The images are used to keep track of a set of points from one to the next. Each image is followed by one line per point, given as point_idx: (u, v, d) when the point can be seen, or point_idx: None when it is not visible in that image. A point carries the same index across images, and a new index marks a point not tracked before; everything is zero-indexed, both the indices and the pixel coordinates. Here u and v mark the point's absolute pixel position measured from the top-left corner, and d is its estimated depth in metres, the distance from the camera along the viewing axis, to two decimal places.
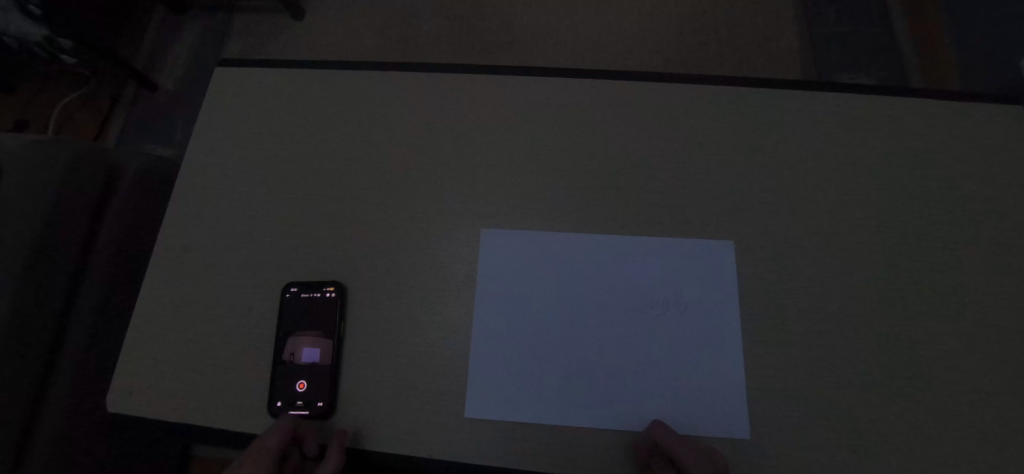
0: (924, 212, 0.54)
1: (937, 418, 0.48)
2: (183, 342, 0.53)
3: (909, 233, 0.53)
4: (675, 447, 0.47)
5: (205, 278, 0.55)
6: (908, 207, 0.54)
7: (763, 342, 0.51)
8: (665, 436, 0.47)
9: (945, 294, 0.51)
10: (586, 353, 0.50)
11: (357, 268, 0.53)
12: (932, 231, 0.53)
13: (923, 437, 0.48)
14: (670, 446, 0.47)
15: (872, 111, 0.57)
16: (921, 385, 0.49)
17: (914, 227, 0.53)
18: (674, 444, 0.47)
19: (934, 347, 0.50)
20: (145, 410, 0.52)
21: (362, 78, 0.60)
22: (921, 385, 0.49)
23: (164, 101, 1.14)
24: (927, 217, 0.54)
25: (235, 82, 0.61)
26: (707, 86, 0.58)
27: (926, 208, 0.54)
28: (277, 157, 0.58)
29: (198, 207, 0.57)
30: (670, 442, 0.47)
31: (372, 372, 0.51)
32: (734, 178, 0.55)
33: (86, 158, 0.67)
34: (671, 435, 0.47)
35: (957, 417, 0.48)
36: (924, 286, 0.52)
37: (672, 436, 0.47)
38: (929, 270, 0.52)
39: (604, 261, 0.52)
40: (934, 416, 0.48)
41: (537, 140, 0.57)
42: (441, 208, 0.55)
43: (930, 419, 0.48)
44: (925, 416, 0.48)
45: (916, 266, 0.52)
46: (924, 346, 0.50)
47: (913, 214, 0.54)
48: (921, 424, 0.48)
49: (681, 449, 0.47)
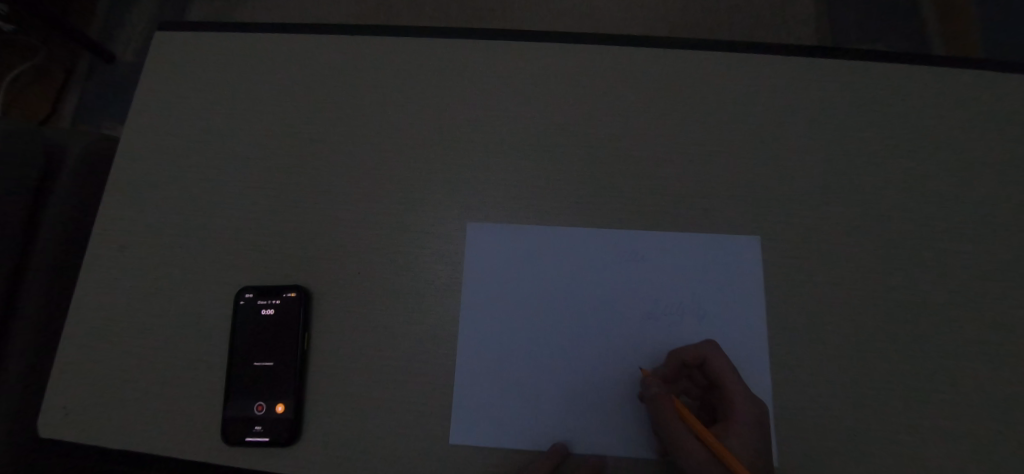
0: (976, 201, 0.47)
1: (986, 438, 0.42)
2: (123, 356, 0.46)
3: (958, 225, 0.46)
4: (722, 375, 0.43)
5: (146, 282, 0.47)
6: (958, 194, 0.47)
7: (791, 352, 0.44)
8: (717, 364, 0.43)
9: (996, 296, 0.45)
10: (588, 369, 0.44)
11: (323, 269, 0.46)
12: (984, 223, 0.46)
13: (971, 460, 0.42)
14: (718, 374, 0.43)
15: (918, 82, 0.49)
16: (972, 398, 0.43)
17: (964, 218, 0.46)
18: (722, 375, 0.43)
19: (984, 357, 0.44)
20: (81, 435, 0.46)
21: (328, 44, 0.51)
22: (970, 401, 0.43)
23: (124, 74, 1.02)
24: (979, 207, 0.47)
25: (176, 49, 0.52)
26: (728, 53, 0.50)
27: (977, 196, 0.47)
28: (229, 138, 0.50)
29: (137, 200, 0.49)
30: (720, 369, 0.43)
31: (340, 392, 0.44)
32: (757, 163, 0.48)
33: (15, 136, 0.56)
34: (724, 362, 0.44)
35: (1009, 434, 0.43)
36: (974, 287, 0.45)
37: (724, 365, 0.43)
38: (979, 266, 0.46)
39: (609, 261, 0.45)
40: (983, 436, 0.42)
41: (532, 117, 0.49)
42: (421, 198, 0.47)
43: (978, 439, 0.42)
44: (973, 437, 0.42)
45: (965, 262, 0.46)
46: (973, 356, 0.44)
47: (963, 204, 0.47)
48: (968, 445, 0.42)
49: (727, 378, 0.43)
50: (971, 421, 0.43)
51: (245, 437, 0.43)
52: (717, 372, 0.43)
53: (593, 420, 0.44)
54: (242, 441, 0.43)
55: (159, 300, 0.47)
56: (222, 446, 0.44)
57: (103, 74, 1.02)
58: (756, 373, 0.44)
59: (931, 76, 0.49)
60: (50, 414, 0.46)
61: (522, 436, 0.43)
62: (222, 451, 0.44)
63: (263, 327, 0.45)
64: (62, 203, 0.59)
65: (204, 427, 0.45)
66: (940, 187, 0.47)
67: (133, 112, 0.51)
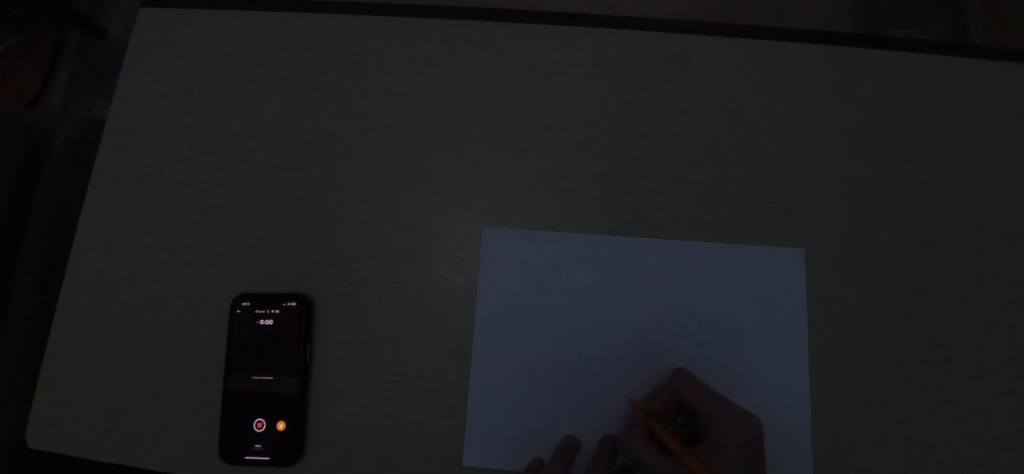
0: (1009, 209, 0.45)
1: (1005, 453, 0.42)
2: (114, 365, 0.44)
3: (990, 234, 0.44)
4: (697, 399, 0.42)
5: (138, 287, 0.45)
6: (991, 201, 0.45)
7: (813, 367, 0.43)
8: (689, 388, 0.42)
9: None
10: (613, 389, 0.42)
11: (325, 275, 0.44)
12: (1017, 232, 0.44)
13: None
14: (692, 399, 0.42)
15: (957, 81, 0.46)
16: (995, 417, 0.42)
17: (996, 227, 0.45)
18: (697, 398, 0.42)
19: (1009, 372, 0.43)
20: (69, 448, 0.43)
21: (327, 26, 0.47)
22: (993, 416, 0.42)
23: (114, 49, 0.94)
24: (1012, 216, 0.45)
25: (162, 32, 0.48)
26: (757, 44, 0.47)
27: (1011, 203, 0.45)
28: (221, 130, 0.46)
29: (126, 198, 0.46)
30: (693, 393, 0.42)
31: (346, 404, 0.42)
32: (787, 165, 0.45)
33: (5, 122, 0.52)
34: (695, 385, 0.42)
35: None
36: (1002, 299, 0.44)
37: (697, 389, 0.42)
38: (1007, 279, 0.44)
39: (641, 274, 0.43)
40: (1002, 452, 0.42)
41: (546, 112, 0.46)
42: (428, 199, 0.45)
43: (998, 455, 0.42)
44: (993, 452, 0.42)
45: (995, 274, 0.44)
46: (998, 371, 0.43)
47: (996, 211, 0.45)
48: (988, 461, 0.42)
49: (702, 402, 0.42)
50: (992, 439, 0.42)
51: (245, 455, 0.42)
52: (690, 396, 0.42)
53: (613, 446, 0.42)
54: (242, 459, 0.42)
55: (151, 304, 0.45)
56: (221, 460, 0.42)
57: (95, 48, 0.94)
58: (795, 395, 0.42)
59: (971, 73, 0.46)
60: (36, 423, 0.43)
61: (537, 458, 0.42)
62: (221, 466, 0.42)
63: (262, 339, 0.43)
64: (51, 190, 0.55)
65: (201, 442, 0.43)
66: (972, 195, 0.45)
67: (116, 99, 0.47)
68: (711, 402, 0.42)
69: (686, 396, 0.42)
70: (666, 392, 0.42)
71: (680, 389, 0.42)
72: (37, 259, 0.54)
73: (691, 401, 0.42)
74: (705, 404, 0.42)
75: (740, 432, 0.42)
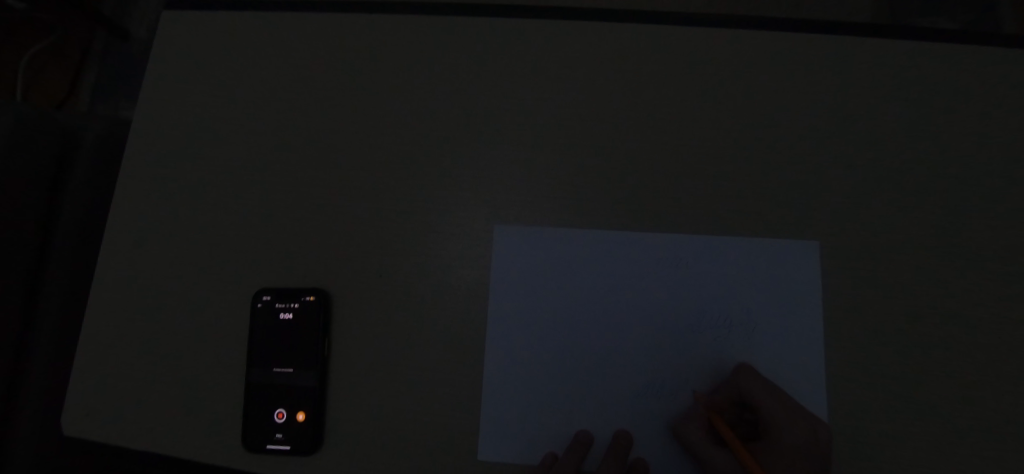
0: None
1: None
2: (142, 357, 0.46)
3: (1010, 224, 0.44)
4: (761, 396, 0.41)
5: (164, 281, 0.46)
6: (1012, 191, 0.44)
7: (830, 362, 0.42)
8: (754, 386, 0.42)
9: None
10: (625, 384, 0.42)
11: (340, 269, 0.45)
12: None
13: (1007, 468, 0.41)
14: (757, 397, 0.42)
15: (976, 69, 0.45)
16: (1017, 416, 0.41)
17: (1016, 217, 0.44)
18: (761, 397, 0.41)
19: None
20: (101, 437, 0.45)
21: (344, 28, 0.48)
22: (1012, 408, 0.42)
23: (138, 51, 0.96)
24: None
25: (183, 35, 0.49)
26: (775, 36, 0.46)
27: None
28: (243, 130, 0.47)
29: (151, 197, 0.47)
30: (757, 390, 0.42)
31: (363, 396, 0.44)
32: (802, 159, 0.44)
33: (40, 117, 0.55)
34: (759, 383, 0.42)
35: None
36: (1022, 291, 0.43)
37: (761, 386, 0.42)
38: None
39: (652, 268, 0.43)
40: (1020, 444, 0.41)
41: (561, 108, 0.46)
42: (442, 195, 0.45)
43: (1016, 447, 0.41)
44: (1011, 445, 0.41)
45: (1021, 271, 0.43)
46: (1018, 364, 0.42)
47: (1017, 201, 0.44)
48: (1005, 454, 0.41)
49: (768, 400, 0.41)
50: (1009, 431, 0.41)
51: (265, 444, 0.43)
52: (753, 394, 0.42)
53: (628, 439, 0.42)
54: (263, 448, 0.43)
55: (174, 299, 0.46)
56: (245, 449, 0.44)
57: (119, 51, 0.96)
58: (810, 390, 0.42)
59: (995, 65, 0.45)
60: (69, 411, 0.45)
61: (551, 452, 0.42)
62: (243, 455, 0.44)
63: (282, 332, 0.44)
64: (84, 179, 0.57)
65: (223, 431, 0.44)
66: (991, 185, 0.44)
67: (141, 100, 0.49)
68: (779, 403, 0.41)
69: (750, 394, 0.42)
70: (728, 387, 0.42)
71: (743, 387, 0.42)
72: (68, 246, 0.56)
73: (757, 402, 0.42)
74: (772, 405, 0.41)
75: (807, 432, 0.41)
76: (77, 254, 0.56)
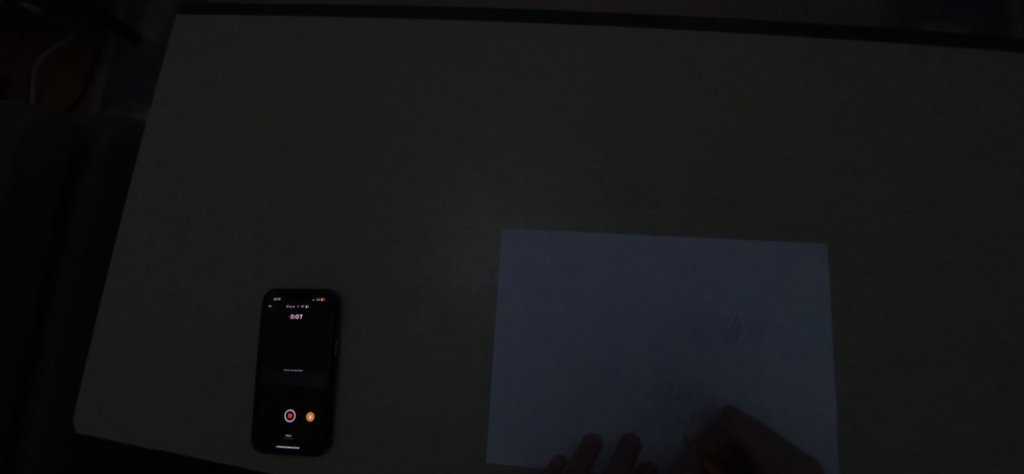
0: None
1: None
2: (154, 356, 0.46)
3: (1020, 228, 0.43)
4: (749, 438, 0.41)
5: (176, 282, 0.47)
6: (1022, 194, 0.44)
7: (839, 366, 0.42)
8: (740, 428, 0.41)
9: None
10: (633, 387, 0.42)
11: (350, 272, 0.45)
12: None
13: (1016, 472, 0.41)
14: (744, 438, 0.42)
15: (986, 73, 0.45)
16: None
17: None
18: (749, 437, 0.41)
19: None
20: (114, 436, 0.46)
21: (356, 32, 0.48)
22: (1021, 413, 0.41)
23: (151, 54, 0.97)
24: None
25: (197, 40, 0.50)
26: (785, 41, 0.46)
27: None
28: (255, 132, 0.48)
29: (164, 199, 0.48)
30: (744, 430, 0.42)
31: (373, 397, 0.44)
32: (810, 162, 0.44)
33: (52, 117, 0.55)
34: (747, 424, 0.42)
35: None
36: None
37: (748, 427, 0.42)
38: None
39: (660, 271, 0.43)
40: None
41: (572, 112, 0.46)
42: (451, 198, 0.45)
43: None
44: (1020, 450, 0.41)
45: None
46: None
47: None
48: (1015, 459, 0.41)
49: (750, 440, 0.42)
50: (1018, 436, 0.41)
51: (275, 444, 0.44)
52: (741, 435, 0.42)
53: (636, 443, 0.42)
54: (273, 448, 0.44)
55: (187, 299, 0.46)
56: (256, 449, 0.44)
57: (131, 54, 0.96)
58: (819, 393, 0.42)
59: (1004, 69, 0.45)
60: (81, 410, 0.46)
61: (559, 456, 0.42)
62: (253, 455, 0.44)
63: (293, 333, 0.45)
64: (100, 172, 0.58)
65: (233, 431, 0.45)
66: (1000, 189, 0.44)
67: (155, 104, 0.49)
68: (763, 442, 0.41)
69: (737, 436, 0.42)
70: (716, 431, 0.42)
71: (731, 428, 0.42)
72: (84, 236, 0.57)
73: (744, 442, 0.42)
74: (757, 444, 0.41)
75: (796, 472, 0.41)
76: (93, 243, 0.57)
